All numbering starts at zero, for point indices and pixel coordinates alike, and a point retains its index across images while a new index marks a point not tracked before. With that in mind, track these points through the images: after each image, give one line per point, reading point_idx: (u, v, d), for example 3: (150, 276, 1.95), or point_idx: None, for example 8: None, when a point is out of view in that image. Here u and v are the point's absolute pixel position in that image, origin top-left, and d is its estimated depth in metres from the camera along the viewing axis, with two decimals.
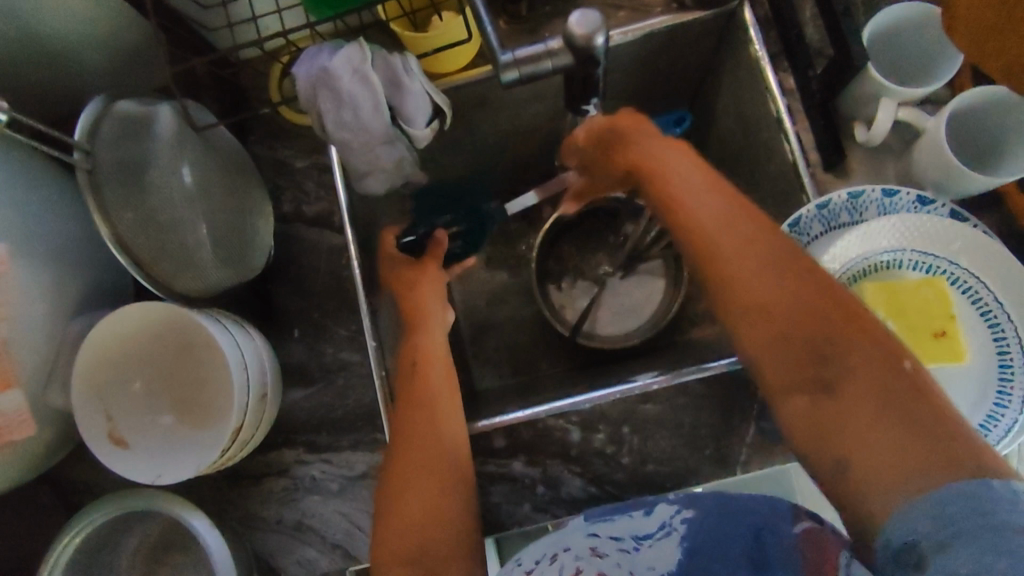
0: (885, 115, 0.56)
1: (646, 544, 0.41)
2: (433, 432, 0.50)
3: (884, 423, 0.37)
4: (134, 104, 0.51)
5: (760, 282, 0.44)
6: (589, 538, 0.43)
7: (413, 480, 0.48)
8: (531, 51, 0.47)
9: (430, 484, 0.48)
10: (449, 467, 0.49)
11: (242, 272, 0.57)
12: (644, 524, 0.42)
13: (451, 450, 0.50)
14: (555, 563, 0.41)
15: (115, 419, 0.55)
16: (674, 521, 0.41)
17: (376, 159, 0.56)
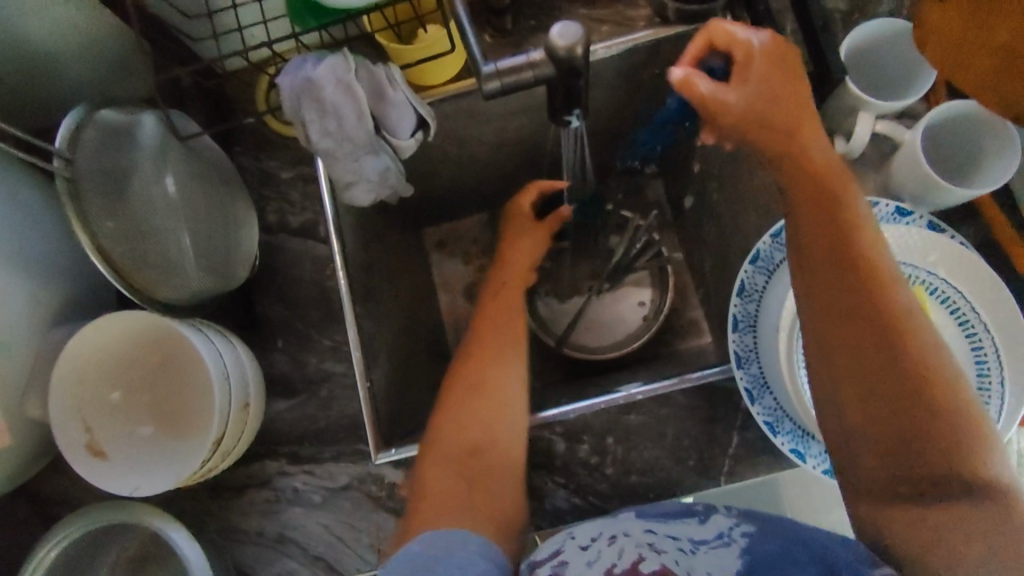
0: (862, 129, 0.56)
1: (702, 549, 0.43)
2: (492, 429, 0.54)
3: (922, 450, 0.40)
4: (117, 113, 0.52)
5: (846, 288, 0.44)
6: (647, 534, 0.44)
7: (479, 477, 0.52)
8: (512, 62, 0.49)
9: (493, 479, 0.52)
10: (506, 462, 0.53)
11: (225, 282, 0.57)
12: (700, 531, 0.44)
13: (508, 447, 0.54)
14: (613, 547, 0.43)
15: (94, 429, 0.54)
16: (731, 533, 0.43)
17: (360, 170, 0.55)
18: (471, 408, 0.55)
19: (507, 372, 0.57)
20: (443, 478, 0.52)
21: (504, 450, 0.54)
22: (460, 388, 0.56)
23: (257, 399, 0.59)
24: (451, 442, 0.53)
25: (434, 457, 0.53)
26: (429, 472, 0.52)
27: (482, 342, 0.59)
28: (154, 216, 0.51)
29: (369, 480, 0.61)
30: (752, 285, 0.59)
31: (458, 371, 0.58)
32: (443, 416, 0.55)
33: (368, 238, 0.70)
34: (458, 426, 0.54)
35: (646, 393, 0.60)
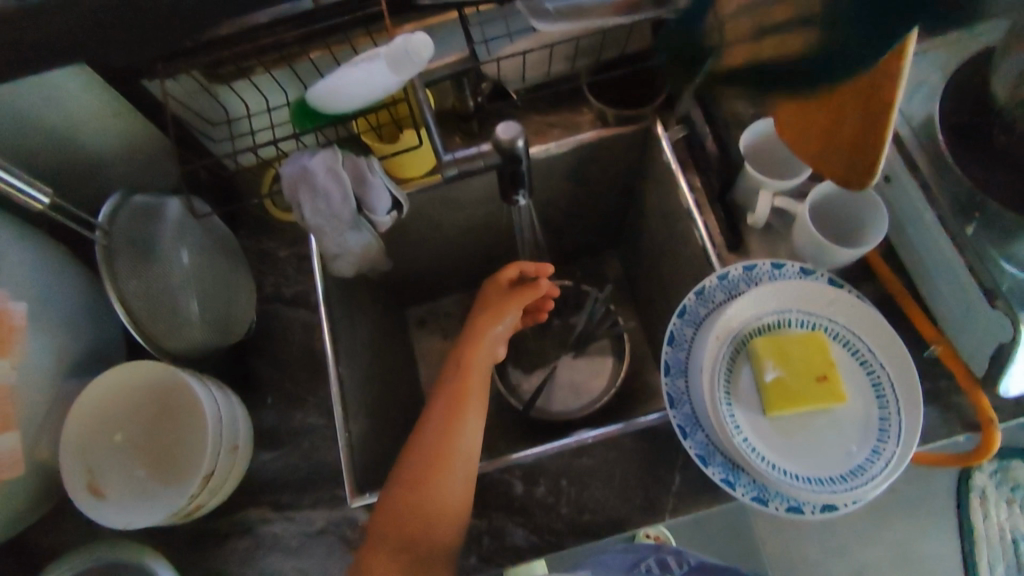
0: (762, 203, 0.68)
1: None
2: (441, 495, 0.60)
3: None
4: (147, 198, 0.63)
5: None
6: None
7: (411, 547, 0.58)
8: (466, 154, 0.62)
9: (430, 555, 0.58)
10: (448, 531, 0.59)
11: (223, 337, 0.66)
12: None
13: (452, 514, 0.60)
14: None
15: (94, 472, 0.60)
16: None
17: (346, 243, 0.67)
18: (417, 480, 0.60)
19: (463, 435, 0.62)
20: (385, 550, 0.57)
21: (445, 501, 0.59)
22: (414, 459, 0.61)
23: (244, 445, 0.66)
24: (395, 522, 0.58)
25: (381, 527, 0.59)
26: (375, 547, 0.58)
27: (436, 410, 0.64)
28: (171, 279, 0.61)
29: (345, 525, 0.67)
30: (681, 336, 0.68)
31: (416, 438, 0.63)
32: (393, 487, 0.60)
33: (353, 309, 0.80)
34: (406, 500, 0.59)
35: (595, 437, 0.68)
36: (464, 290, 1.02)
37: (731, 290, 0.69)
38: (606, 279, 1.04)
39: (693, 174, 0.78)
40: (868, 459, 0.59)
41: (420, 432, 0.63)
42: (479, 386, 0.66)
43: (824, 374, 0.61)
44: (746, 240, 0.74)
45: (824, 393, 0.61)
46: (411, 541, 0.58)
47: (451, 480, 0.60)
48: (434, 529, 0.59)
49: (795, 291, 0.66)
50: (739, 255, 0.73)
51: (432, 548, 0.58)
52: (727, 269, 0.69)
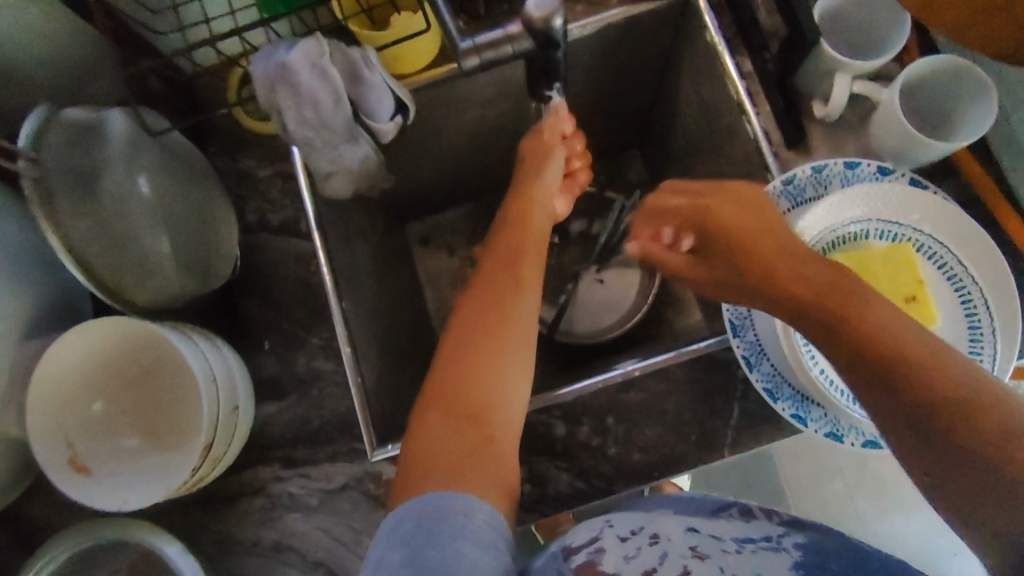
0: (839, 89, 0.58)
1: (748, 549, 0.39)
2: (492, 379, 0.49)
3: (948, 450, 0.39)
4: (81, 110, 0.49)
5: None
6: (689, 535, 0.41)
7: (451, 426, 0.47)
8: (489, 38, 0.48)
9: (472, 439, 0.46)
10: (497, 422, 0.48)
11: (208, 280, 0.55)
12: (747, 531, 0.40)
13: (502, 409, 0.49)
14: (655, 547, 0.40)
15: (76, 444, 0.51)
16: (783, 539, 0.39)
17: (340, 158, 0.55)
18: (472, 356, 0.51)
19: (518, 334, 0.52)
20: (437, 426, 0.47)
21: (498, 396, 0.49)
22: (467, 330, 0.52)
23: (247, 404, 0.56)
24: (451, 409, 0.48)
25: (431, 412, 0.48)
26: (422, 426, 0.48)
27: (485, 275, 0.57)
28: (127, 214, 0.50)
29: (368, 480, 0.59)
30: None
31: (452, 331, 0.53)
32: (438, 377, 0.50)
33: (351, 236, 0.68)
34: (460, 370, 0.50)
35: (642, 369, 0.61)
36: (470, 202, 0.90)
37: (799, 197, 0.59)
38: (626, 182, 0.93)
39: (746, 55, 0.65)
40: None
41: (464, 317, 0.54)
42: (701, 269, 0.54)
43: (912, 295, 0.55)
44: (809, 136, 0.63)
45: (908, 317, 0.54)
46: (475, 416, 0.48)
47: (510, 356, 0.51)
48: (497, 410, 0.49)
49: (881, 195, 0.56)
50: (804, 152, 0.63)
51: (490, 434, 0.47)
52: (793, 171, 0.59)
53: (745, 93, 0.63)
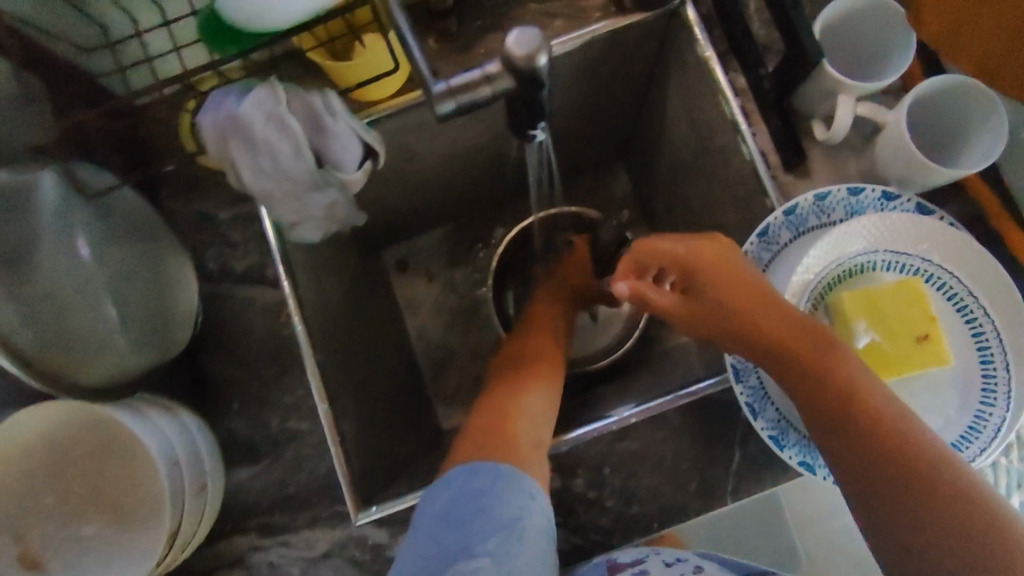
0: (843, 112, 0.55)
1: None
2: (522, 397, 0.59)
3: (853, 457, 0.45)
4: (5, 173, 0.45)
5: None
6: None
7: (500, 431, 0.55)
8: (466, 79, 0.42)
9: (521, 449, 0.52)
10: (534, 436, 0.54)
11: (166, 348, 0.49)
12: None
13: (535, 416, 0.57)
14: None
15: (25, 536, 0.47)
16: None
17: (304, 208, 0.49)
18: (503, 394, 0.60)
19: (535, 382, 0.61)
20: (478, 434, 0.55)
21: (527, 411, 0.57)
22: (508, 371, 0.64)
23: (216, 471, 0.52)
24: (488, 428, 0.55)
25: (475, 427, 0.56)
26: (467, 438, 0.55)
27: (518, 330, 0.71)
28: (61, 287, 0.46)
29: (353, 545, 0.55)
30: None
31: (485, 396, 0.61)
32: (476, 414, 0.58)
33: (323, 279, 0.63)
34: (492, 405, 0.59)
35: (639, 415, 0.57)
36: (449, 224, 0.85)
37: (800, 227, 0.55)
38: (612, 196, 0.88)
39: (739, 72, 0.61)
40: (970, 430, 0.51)
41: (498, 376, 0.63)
42: (692, 309, 0.57)
43: (925, 333, 0.51)
44: (808, 158, 0.59)
45: (920, 357, 0.51)
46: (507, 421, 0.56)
47: (529, 392, 0.60)
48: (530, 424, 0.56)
49: (886, 226, 0.53)
50: (803, 175, 0.59)
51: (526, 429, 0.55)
52: (795, 201, 0.55)
53: (740, 113, 0.59)
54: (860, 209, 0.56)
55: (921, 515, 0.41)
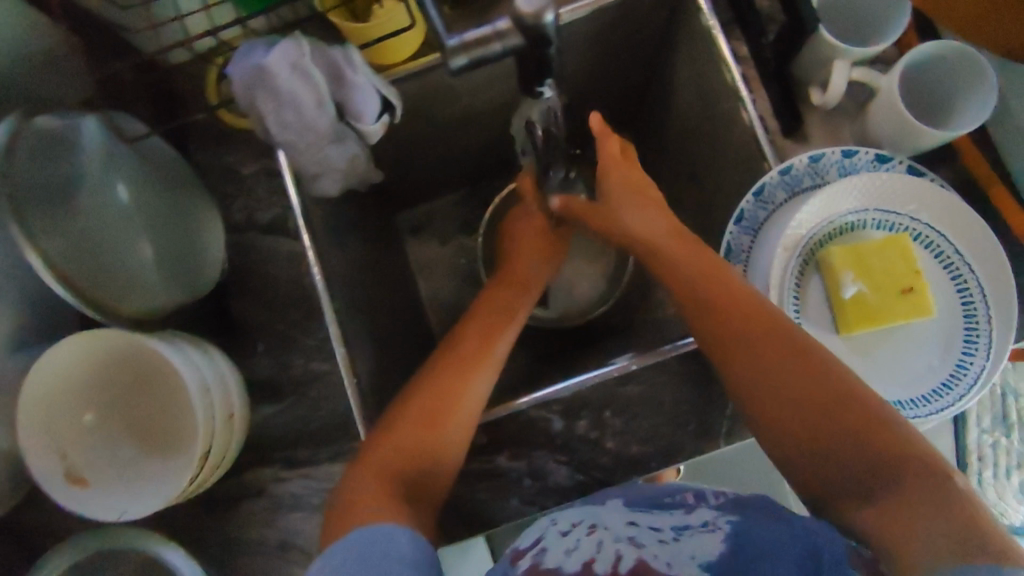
0: (838, 76, 0.57)
1: (686, 536, 0.39)
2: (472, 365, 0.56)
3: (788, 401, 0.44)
4: (52, 118, 0.47)
5: None
6: (628, 526, 0.41)
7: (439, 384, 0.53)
8: (478, 33, 0.45)
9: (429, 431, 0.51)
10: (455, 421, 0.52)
11: (193, 287, 0.54)
12: (682, 519, 0.41)
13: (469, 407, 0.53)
14: (593, 537, 0.40)
15: (70, 456, 0.51)
16: (716, 521, 0.40)
17: (326, 159, 0.53)
18: (451, 391, 0.53)
19: (485, 376, 0.55)
20: (402, 435, 0.51)
21: (463, 422, 0.52)
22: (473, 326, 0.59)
23: (242, 405, 0.56)
24: (410, 436, 0.51)
25: (404, 422, 0.51)
26: (394, 428, 0.51)
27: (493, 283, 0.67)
28: (102, 227, 0.48)
29: None
30: (737, 246, 0.59)
31: (432, 372, 0.55)
32: (416, 395, 0.53)
33: (343, 232, 0.67)
34: (437, 399, 0.52)
35: (641, 362, 0.60)
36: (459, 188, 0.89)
37: (795, 187, 0.58)
38: None
39: (742, 40, 0.64)
40: (952, 377, 0.54)
41: (445, 356, 0.56)
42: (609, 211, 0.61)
43: (910, 286, 0.54)
44: (805, 123, 0.62)
45: (902, 309, 0.54)
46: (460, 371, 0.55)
47: (484, 389, 0.54)
48: (456, 437, 0.52)
49: (880, 185, 0.55)
50: (800, 140, 0.62)
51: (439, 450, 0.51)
52: (790, 162, 0.58)
53: (740, 79, 0.61)
54: (852, 171, 0.58)
55: (844, 468, 0.41)
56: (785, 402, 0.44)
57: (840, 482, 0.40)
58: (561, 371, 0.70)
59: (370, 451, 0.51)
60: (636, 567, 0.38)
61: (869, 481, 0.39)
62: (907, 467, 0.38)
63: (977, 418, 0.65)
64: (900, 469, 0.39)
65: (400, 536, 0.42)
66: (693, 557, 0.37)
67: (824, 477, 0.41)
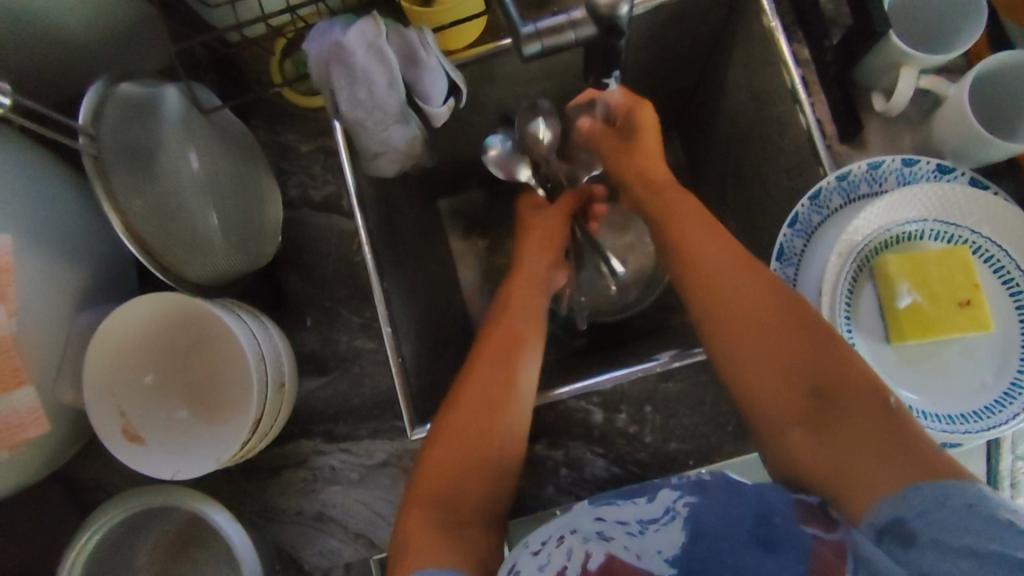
0: (904, 85, 0.57)
1: (652, 529, 0.40)
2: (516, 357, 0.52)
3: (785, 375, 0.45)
4: (135, 87, 0.50)
5: None
6: (596, 522, 0.42)
7: (484, 370, 0.52)
8: (553, 23, 0.45)
9: (484, 433, 0.49)
10: (502, 420, 0.49)
11: (253, 257, 0.56)
12: (648, 510, 0.42)
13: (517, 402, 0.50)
14: (563, 547, 0.41)
15: (129, 413, 0.52)
16: (677, 505, 0.41)
17: (389, 139, 0.54)
18: (492, 404, 0.50)
19: (523, 374, 0.52)
20: (448, 456, 0.48)
21: (511, 435, 0.49)
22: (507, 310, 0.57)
23: (292, 375, 0.58)
24: (454, 457, 0.48)
25: (448, 442, 0.48)
26: (438, 449, 0.48)
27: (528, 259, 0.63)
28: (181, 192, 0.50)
29: (407, 457, 0.61)
30: (790, 249, 0.59)
31: (467, 382, 0.51)
32: (455, 411, 0.50)
33: (394, 214, 0.68)
34: (481, 416, 0.49)
35: (681, 359, 0.59)
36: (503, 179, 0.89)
37: (851, 193, 0.58)
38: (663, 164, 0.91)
39: (804, 44, 0.64)
40: (1006, 395, 0.53)
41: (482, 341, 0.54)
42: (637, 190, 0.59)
43: (967, 299, 0.53)
44: (865, 129, 0.62)
45: (958, 321, 0.53)
46: (506, 356, 0.52)
47: (525, 389, 0.51)
48: (502, 450, 0.49)
49: (941, 195, 0.54)
50: (858, 146, 0.62)
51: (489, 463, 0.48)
52: (849, 167, 0.57)
53: (801, 83, 0.60)
54: (912, 180, 0.58)
55: (792, 400, 0.45)
56: (740, 348, 0.47)
57: (792, 414, 0.44)
58: (599, 365, 0.71)
59: (423, 478, 0.48)
60: (609, 563, 0.38)
61: (817, 415, 0.43)
62: (853, 398, 0.43)
63: (1012, 443, 0.59)
64: (847, 401, 0.43)
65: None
66: (660, 551, 0.39)
67: (772, 409, 0.46)
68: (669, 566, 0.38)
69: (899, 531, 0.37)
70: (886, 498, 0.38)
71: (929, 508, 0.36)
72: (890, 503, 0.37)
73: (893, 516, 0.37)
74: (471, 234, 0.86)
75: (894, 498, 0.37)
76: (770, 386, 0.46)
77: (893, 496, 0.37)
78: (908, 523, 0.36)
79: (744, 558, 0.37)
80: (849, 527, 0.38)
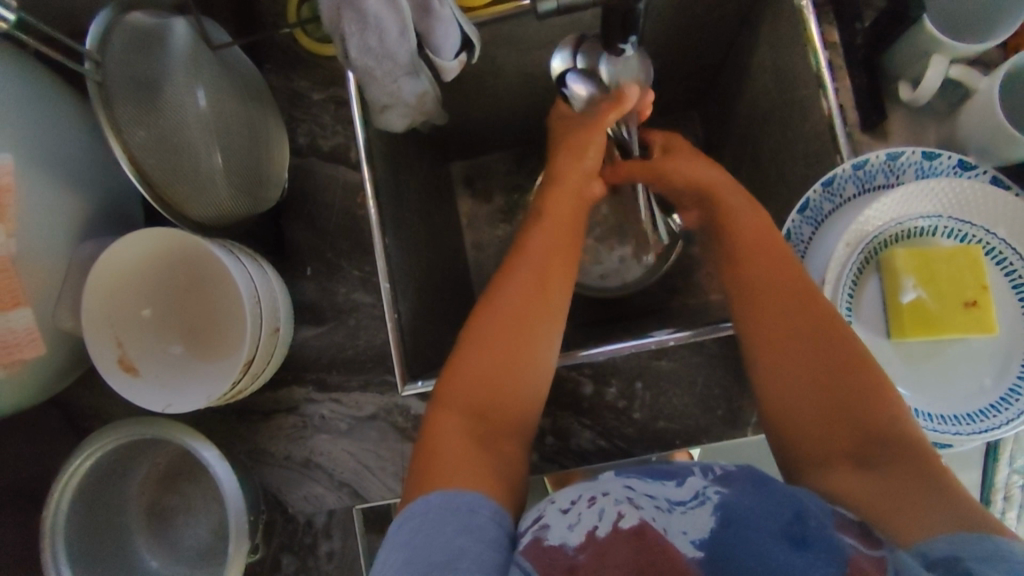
0: (932, 74, 0.55)
1: (680, 511, 0.38)
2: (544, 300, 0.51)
3: (820, 397, 0.44)
4: (146, 17, 0.50)
5: None
6: (626, 489, 0.40)
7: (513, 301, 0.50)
8: None
9: (502, 379, 0.48)
10: (522, 372, 0.48)
11: (255, 198, 0.56)
12: (677, 493, 0.40)
13: (537, 354, 0.49)
14: (594, 507, 0.38)
15: (125, 345, 0.53)
16: (707, 492, 0.39)
17: (398, 91, 0.54)
18: (505, 355, 0.48)
19: (545, 336, 0.50)
20: (462, 397, 0.47)
21: (530, 389, 0.49)
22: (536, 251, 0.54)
23: (285, 322, 0.58)
24: (468, 408, 0.46)
25: (461, 383, 0.47)
26: (449, 392, 0.47)
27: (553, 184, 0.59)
28: (186, 126, 0.49)
29: (397, 412, 0.61)
30: (797, 236, 0.58)
31: (492, 313, 0.50)
32: (474, 349, 0.48)
33: (403, 171, 0.68)
34: (504, 362, 0.48)
35: (677, 338, 0.58)
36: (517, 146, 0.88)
37: (866, 183, 0.56)
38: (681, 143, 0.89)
39: (834, 26, 0.62)
40: (1003, 400, 0.52)
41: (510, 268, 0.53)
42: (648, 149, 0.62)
43: (973, 299, 0.52)
44: (887, 119, 0.60)
45: (965, 322, 0.52)
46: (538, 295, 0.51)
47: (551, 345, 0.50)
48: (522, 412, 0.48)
49: (958, 192, 0.53)
50: (879, 137, 0.60)
51: (505, 431, 0.47)
52: (867, 155, 0.56)
53: (827, 66, 0.58)
54: (931, 174, 0.56)
55: (829, 434, 0.43)
56: (782, 371, 0.46)
57: (832, 443, 0.43)
58: (597, 337, 0.70)
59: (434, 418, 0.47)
60: (640, 528, 0.36)
61: (858, 446, 0.42)
62: (902, 445, 0.41)
63: (1011, 458, 0.58)
64: (890, 444, 0.41)
65: (483, 509, 0.40)
66: (685, 533, 0.36)
67: (812, 443, 0.44)
68: (696, 549, 0.36)
69: (951, 564, 0.33)
70: (936, 533, 0.35)
71: (985, 553, 0.33)
72: (944, 540, 0.34)
73: (946, 551, 0.34)
74: (479, 198, 0.85)
75: (950, 536, 0.34)
76: (800, 410, 0.45)
77: (947, 534, 0.35)
78: (961, 559, 0.33)
79: (772, 551, 0.35)
80: (892, 549, 0.35)
